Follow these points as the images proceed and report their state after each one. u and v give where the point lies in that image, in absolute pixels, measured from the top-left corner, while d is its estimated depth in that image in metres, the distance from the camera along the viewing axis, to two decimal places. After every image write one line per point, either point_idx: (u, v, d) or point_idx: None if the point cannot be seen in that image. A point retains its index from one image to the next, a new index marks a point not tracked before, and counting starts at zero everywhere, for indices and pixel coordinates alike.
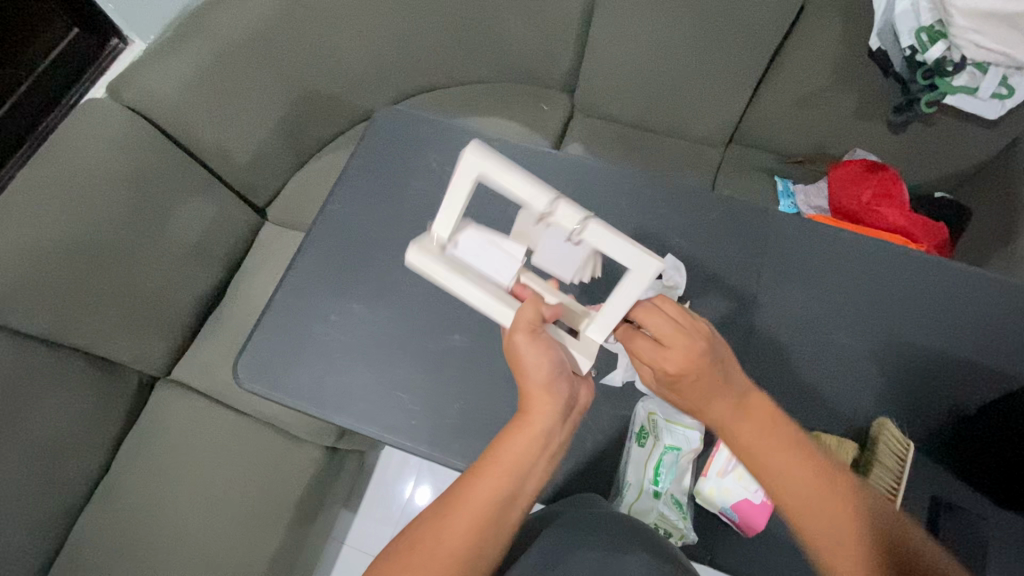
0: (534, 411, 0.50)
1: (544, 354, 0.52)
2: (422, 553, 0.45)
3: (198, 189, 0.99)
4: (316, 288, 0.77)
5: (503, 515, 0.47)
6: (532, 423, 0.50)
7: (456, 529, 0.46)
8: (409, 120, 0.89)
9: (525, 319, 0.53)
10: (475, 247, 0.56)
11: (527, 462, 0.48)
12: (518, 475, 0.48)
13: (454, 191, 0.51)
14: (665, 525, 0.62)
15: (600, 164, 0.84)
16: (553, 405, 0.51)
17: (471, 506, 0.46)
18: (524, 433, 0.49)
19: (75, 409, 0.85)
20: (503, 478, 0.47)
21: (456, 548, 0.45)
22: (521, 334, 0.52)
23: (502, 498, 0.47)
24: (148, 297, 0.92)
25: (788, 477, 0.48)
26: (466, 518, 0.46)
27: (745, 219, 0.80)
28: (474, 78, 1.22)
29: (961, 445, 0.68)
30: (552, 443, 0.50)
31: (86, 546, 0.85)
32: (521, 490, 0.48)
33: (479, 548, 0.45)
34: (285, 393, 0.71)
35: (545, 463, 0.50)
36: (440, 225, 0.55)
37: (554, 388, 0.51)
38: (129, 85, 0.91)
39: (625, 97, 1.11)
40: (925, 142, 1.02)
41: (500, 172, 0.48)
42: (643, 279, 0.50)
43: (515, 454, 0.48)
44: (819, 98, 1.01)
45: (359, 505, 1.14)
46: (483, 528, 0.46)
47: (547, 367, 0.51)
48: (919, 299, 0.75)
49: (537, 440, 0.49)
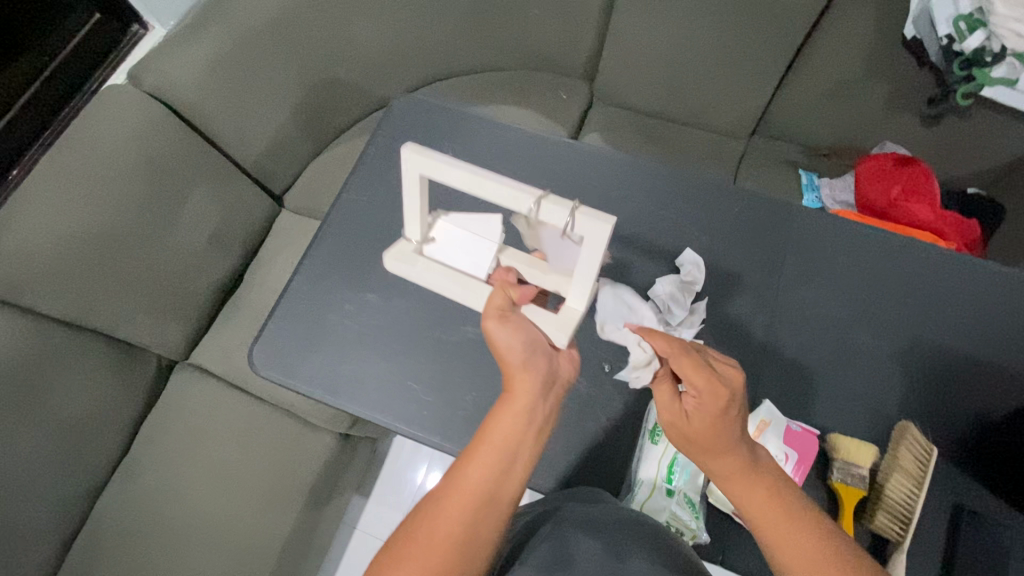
0: (517, 390, 0.51)
1: (514, 335, 0.53)
2: (420, 538, 0.45)
3: (217, 175, 1.00)
4: (330, 276, 0.77)
5: (498, 495, 0.47)
6: (515, 401, 0.51)
7: (450, 509, 0.46)
8: (426, 110, 0.88)
9: (494, 306, 0.54)
10: (451, 238, 0.61)
11: (515, 440, 0.49)
12: (507, 453, 0.48)
13: (409, 196, 0.57)
14: (677, 525, 0.61)
15: (618, 156, 0.82)
16: (534, 382, 0.52)
17: (464, 487, 0.47)
18: (510, 413, 0.50)
19: (96, 390, 0.87)
20: (493, 457, 0.48)
21: (452, 528, 0.45)
22: (491, 319, 0.54)
23: (492, 477, 0.47)
24: (167, 282, 0.93)
25: (782, 532, 0.47)
26: (459, 499, 0.46)
27: (767, 214, 0.78)
28: (493, 66, 1.21)
29: (985, 451, 0.66)
30: (538, 421, 0.51)
31: (107, 523, 0.87)
32: (512, 469, 0.48)
33: (474, 527, 0.46)
34: (299, 380, 0.72)
35: (535, 439, 0.51)
36: (410, 232, 0.62)
37: (532, 366, 0.53)
38: (150, 70, 0.91)
39: (646, 86, 1.08)
40: (960, 135, 0.98)
41: (442, 171, 0.52)
42: (601, 245, 0.51)
43: (501, 433, 0.49)
44: (849, 88, 0.98)
45: (371, 491, 1.16)
46: (477, 507, 0.46)
47: (519, 346, 0.53)
48: (947, 300, 0.72)
49: (521, 418, 0.50)
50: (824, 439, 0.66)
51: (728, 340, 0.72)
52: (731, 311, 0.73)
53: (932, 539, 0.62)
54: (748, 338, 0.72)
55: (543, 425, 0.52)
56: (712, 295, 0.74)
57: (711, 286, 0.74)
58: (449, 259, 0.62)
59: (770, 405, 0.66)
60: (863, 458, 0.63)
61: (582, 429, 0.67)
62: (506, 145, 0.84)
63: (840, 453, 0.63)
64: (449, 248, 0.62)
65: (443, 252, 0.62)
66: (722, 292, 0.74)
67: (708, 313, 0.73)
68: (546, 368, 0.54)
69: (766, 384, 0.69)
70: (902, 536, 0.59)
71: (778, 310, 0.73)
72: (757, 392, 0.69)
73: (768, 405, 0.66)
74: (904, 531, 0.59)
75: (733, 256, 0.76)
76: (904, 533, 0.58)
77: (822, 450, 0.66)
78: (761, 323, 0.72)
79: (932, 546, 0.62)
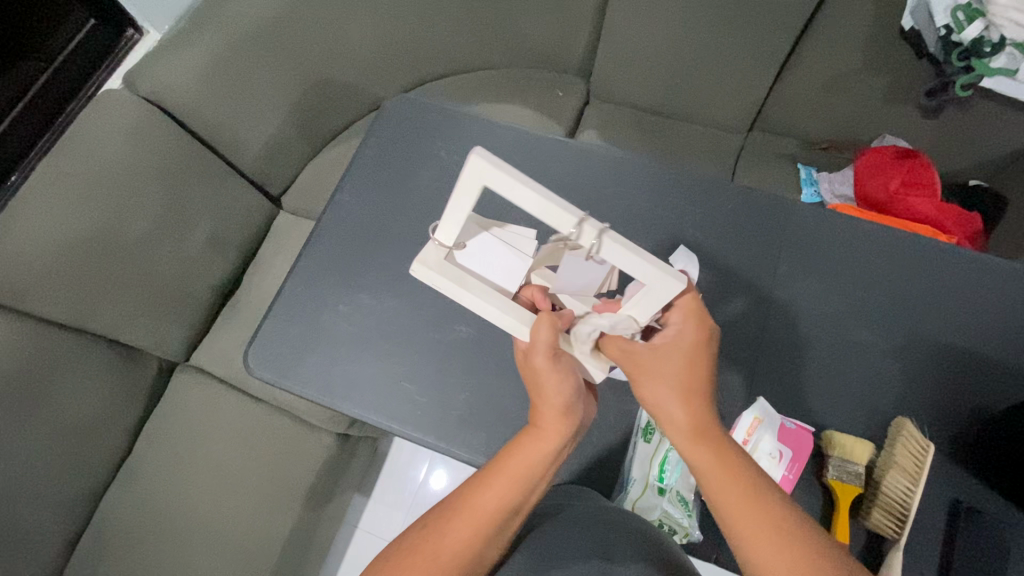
0: (547, 428, 0.50)
1: (563, 381, 0.50)
2: (424, 553, 0.45)
3: (214, 178, 1.01)
4: (324, 278, 0.77)
5: (506, 524, 0.47)
6: (545, 440, 0.49)
7: (457, 532, 0.46)
8: (419, 109, 0.88)
9: (547, 343, 0.50)
10: (484, 251, 0.53)
11: (534, 474, 0.48)
12: (523, 485, 0.48)
13: (459, 199, 0.47)
14: (670, 523, 0.60)
15: (611, 153, 0.82)
16: (567, 425, 0.50)
17: (474, 514, 0.47)
18: (535, 447, 0.49)
19: (99, 393, 0.88)
20: (510, 486, 0.48)
21: (456, 551, 0.45)
22: (541, 357, 0.50)
23: (507, 507, 0.47)
24: (167, 286, 0.94)
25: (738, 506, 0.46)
26: (470, 524, 0.46)
27: (762, 210, 0.77)
28: (488, 64, 1.20)
29: (981, 446, 0.65)
30: (558, 460, 0.50)
31: (110, 523, 0.88)
32: (525, 500, 0.48)
33: (479, 553, 0.46)
34: (294, 381, 0.72)
35: (549, 474, 0.50)
36: (442, 234, 0.51)
37: (570, 411, 0.50)
38: (145, 76, 0.92)
39: (642, 82, 1.08)
40: (960, 127, 0.97)
41: (514, 189, 0.43)
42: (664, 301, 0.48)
43: (523, 465, 0.48)
44: (847, 81, 0.97)
45: (372, 490, 1.16)
46: (485, 534, 0.46)
47: (566, 394, 0.50)
48: (946, 295, 0.71)
49: (548, 457, 0.49)
50: (819, 436, 0.66)
51: (723, 338, 0.71)
52: (725, 310, 0.72)
53: (928, 536, 0.62)
54: (743, 336, 0.71)
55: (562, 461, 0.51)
56: (706, 293, 0.73)
57: (705, 284, 0.74)
58: (481, 272, 0.54)
59: (764, 403, 0.65)
60: (858, 456, 0.62)
61: None
62: (499, 143, 0.84)
63: (835, 449, 0.63)
64: (488, 267, 0.54)
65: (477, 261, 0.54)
66: (718, 289, 0.74)
67: None
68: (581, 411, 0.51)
69: (761, 381, 0.69)
70: (899, 533, 0.59)
71: (772, 307, 0.72)
72: (752, 390, 0.69)
73: (762, 403, 0.65)
74: (900, 528, 0.59)
75: (727, 253, 0.75)
76: (900, 530, 0.58)
77: (817, 447, 0.66)
78: (756, 320, 0.72)
79: (928, 542, 0.61)
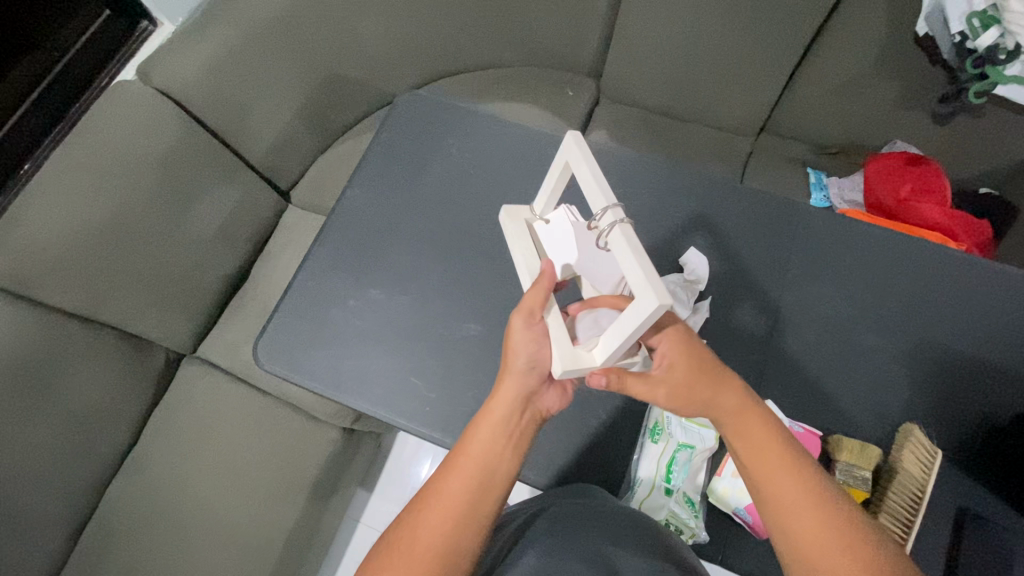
0: (495, 406, 0.52)
1: (528, 344, 0.53)
2: (401, 551, 0.46)
3: (224, 171, 1.01)
4: (334, 271, 0.78)
5: (478, 509, 0.48)
6: (493, 414, 0.51)
7: (428, 524, 0.47)
8: (431, 106, 0.88)
9: (527, 303, 0.54)
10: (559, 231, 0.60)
11: (491, 453, 0.50)
12: (483, 467, 0.49)
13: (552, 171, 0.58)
14: (676, 523, 0.61)
15: (623, 153, 0.82)
16: (514, 396, 0.52)
17: (440, 503, 0.48)
18: (488, 426, 0.51)
19: (106, 383, 0.88)
20: (472, 470, 0.49)
21: (430, 542, 0.46)
22: (519, 315, 0.54)
23: (470, 490, 0.48)
24: (175, 277, 0.94)
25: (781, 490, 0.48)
26: (438, 512, 0.47)
27: (773, 213, 0.77)
28: (499, 61, 1.20)
29: (988, 453, 0.65)
30: (516, 436, 0.51)
31: (115, 512, 0.89)
32: (489, 482, 0.49)
33: (453, 542, 0.46)
34: (301, 374, 0.72)
35: (512, 454, 0.51)
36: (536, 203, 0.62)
37: (524, 384, 0.52)
38: (159, 68, 0.92)
39: (652, 82, 1.08)
40: (972, 134, 0.96)
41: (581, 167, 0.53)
42: (638, 319, 0.46)
43: (479, 446, 0.50)
44: (859, 86, 0.97)
45: (375, 485, 1.17)
46: (458, 519, 0.47)
47: (525, 358, 0.53)
48: (955, 302, 0.71)
49: (498, 430, 0.51)
50: (826, 440, 0.66)
51: (732, 340, 0.71)
52: (733, 311, 0.72)
53: (935, 542, 0.61)
54: (752, 338, 0.71)
55: (524, 439, 0.52)
56: (716, 294, 0.73)
57: (714, 285, 0.74)
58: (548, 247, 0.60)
59: (772, 406, 0.66)
60: (866, 461, 0.63)
61: (584, 428, 0.66)
62: (511, 141, 0.84)
63: (843, 454, 0.63)
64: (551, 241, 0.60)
65: (545, 237, 0.61)
66: (726, 292, 0.74)
67: (711, 312, 0.72)
68: (534, 390, 0.53)
69: (770, 383, 0.69)
70: (905, 539, 0.58)
71: (782, 311, 0.72)
72: (759, 392, 0.69)
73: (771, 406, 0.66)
74: (907, 534, 0.58)
75: (737, 255, 0.75)
76: (907, 535, 0.58)
77: (824, 450, 0.66)
78: (765, 323, 0.72)
79: (935, 549, 0.61)
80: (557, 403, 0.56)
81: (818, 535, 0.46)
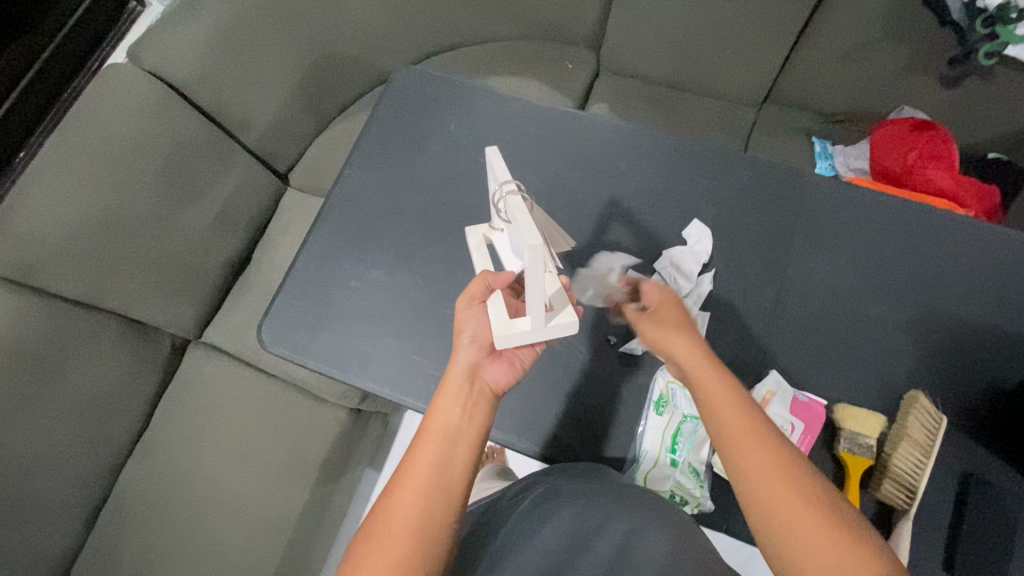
0: (449, 382, 0.54)
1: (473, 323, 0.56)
2: (378, 531, 0.46)
3: (221, 154, 1.00)
4: (335, 252, 0.77)
5: (443, 482, 0.49)
6: (446, 389, 0.53)
7: (402, 502, 0.47)
8: (427, 82, 0.86)
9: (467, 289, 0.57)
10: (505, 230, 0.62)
11: (450, 424, 0.51)
12: (445, 438, 0.50)
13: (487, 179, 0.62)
14: (682, 493, 0.61)
15: (624, 126, 0.80)
16: (466, 370, 0.54)
17: (410, 479, 0.48)
18: (445, 399, 0.53)
19: (115, 368, 0.89)
20: (435, 443, 0.50)
21: (405, 517, 0.46)
22: (461, 301, 0.57)
23: (436, 462, 0.49)
24: (178, 262, 0.94)
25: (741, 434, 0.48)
26: (409, 488, 0.48)
27: (777, 183, 0.76)
28: (496, 35, 1.18)
29: (994, 420, 0.65)
30: (473, 407, 0.53)
31: (129, 494, 0.91)
32: (454, 453, 0.50)
33: (428, 517, 0.47)
34: (306, 355, 0.72)
35: (473, 423, 0.52)
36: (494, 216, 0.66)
37: (471, 359, 0.55)
38: (151, 51, 0.91)
39: (653, 52, 1.05)
40: (981, 99, 0.94)
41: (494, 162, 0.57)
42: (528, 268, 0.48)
43: (437, 420, 0.51)
44: (866, 51, 0.94)
45: (384, 465, 1.18)
46: (428, 492, 0.48)
47: (468, 338, 0.56)
48: (961, 270, 0.71)
49: (455, 402, 0.52)
50: (831, 409, 0.66)
51: (736, 312, 0.71)
52: (737, 283, 0.72)
53: (939, 507, 0.62)
54: (755, 310, 0.71)
55: (480, 412, 0.53)
56: (719, 267, 0.73)
57: (717, 257, 0.73)
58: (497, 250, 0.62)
59: (777, 375, 0.67)
60: (870, 428, 0.63)
61: (587, 401, 0.66)
62: (509, 116, 0.82)
63: (847, 422, 0.63)
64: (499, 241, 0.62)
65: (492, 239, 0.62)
66: (731, 264, 0.73)
67: (714, 285, 0.72)
68: (480, 364, 0.55)
69: (774, 354, 0.69)
70: (909, 503, 0.59)
71: (786, 282, 0.72)
72: (763, 363, 0.68)
73: (774, 376, 0.66)
74: (911, 499, 0.59)
75: (741, 227, 0.75)
76: (910, 500, 0.59)
77: (829, 419, 0.66)
78: (769, 295, 0.71)
79: (939, 514, 0.62)
80: (504, 375, 0.57)
81: (777, 478, 0.45)
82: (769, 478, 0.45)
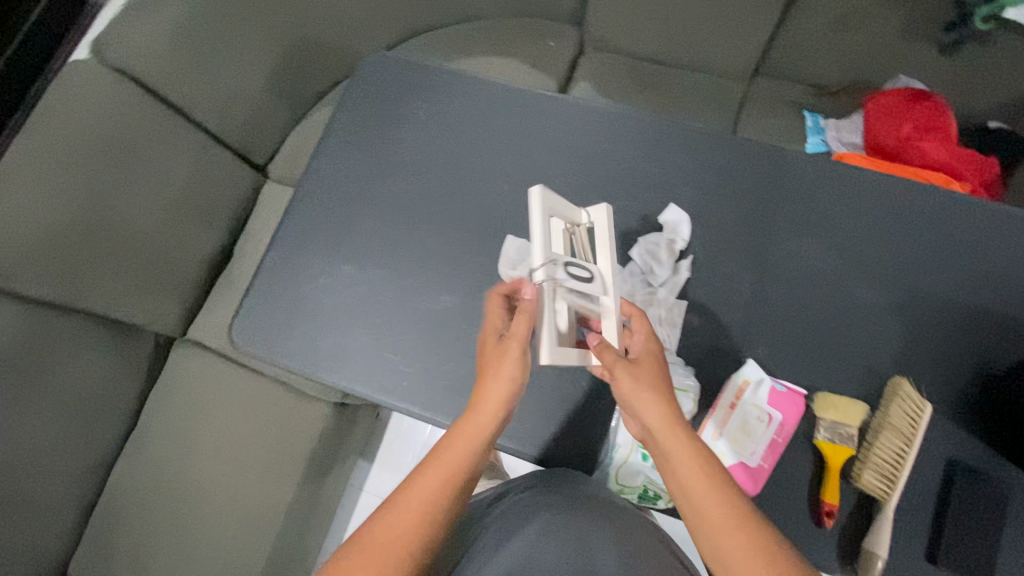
0: (480, 416, 0.52)
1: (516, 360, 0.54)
2: (368, 546, 0.46)
3: (195, 148, 0.98)
4: (305, 247, 0.76)
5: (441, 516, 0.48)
6: (479, 425, 0.52)
7: (399, 524, 0.47)
8: (396, 67, 0.83)
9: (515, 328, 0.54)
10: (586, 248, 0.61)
11: (468, 461, 0.51)
12: (461, 473, 0.50)
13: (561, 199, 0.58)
14: (653, 488, 0.63)
15: (599, 107, 0.77)
16: (498, 409, 0.53)
17: (414, 504, 0.48)
18: (469, 433, 0.52)
19: (97, 368, 0.89)
20: (447, 476, 0.50)
21: (401, 543, 0.46)
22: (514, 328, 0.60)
23: (445, 496, 0.49)
24: (155, 260, 0.93)
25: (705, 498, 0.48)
26: (411, 512, 0.48)
27: (759, 162, 0.73)
28: (473, 13, 1.14)
29: (982, 404, 0.63)
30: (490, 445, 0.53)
31: (120, 491, 0.92)
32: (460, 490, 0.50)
33: (421, 546, 0.47)
34: (278, 353, 0.72)
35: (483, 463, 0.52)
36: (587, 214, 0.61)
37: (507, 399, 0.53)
38: (112, 44, 0.88)
39: (635, 26, 1.01)
40: (980, 65, 0.90)
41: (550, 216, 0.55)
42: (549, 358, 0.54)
43: (457, 456, 0.50)
44: (861, 17, 0.89)
45: (376, 455, 1.19)
46: (427, 521, 0.48)
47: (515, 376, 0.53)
48: (951, 248, 0.68)
49: (478, 441, 0.52)
50: (810, 398, 0.64)
51: (715, 299, 0.69)
52: (717, 269, 0.70)
53: (921, 495, 0.61)
54: (735, 297, 0.69)
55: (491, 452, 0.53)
56: (698, 252, 0.71)
57: (696, 243, 0.71)
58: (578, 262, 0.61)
59: (754, 363, 0.65)
60: (852, 417, 0.61)
61: (562, 395, 0.65)
62: (481, 100, 0.80)
63: (830, 412, 0.61)
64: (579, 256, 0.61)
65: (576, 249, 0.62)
66: (710, 249, 0.71)
67: (693, 272, 0.70)
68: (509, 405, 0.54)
69: (754, 342, 0.67)
70: (889, 493, 0.58)
71: (767, 266, 0.69)
72: (743, 352, 0.67)
73: (752, 364, 0.65)
74: (891, 488, 0.58)
75: (721, 210, 0.72)
76: (891, 490, 0.58)
77: (808, 408, 0.64)
78: (750, 280, 0.69)
79: (921, 502, 0.60)
80: None
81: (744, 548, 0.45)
82: (731, 542, 0.46)
